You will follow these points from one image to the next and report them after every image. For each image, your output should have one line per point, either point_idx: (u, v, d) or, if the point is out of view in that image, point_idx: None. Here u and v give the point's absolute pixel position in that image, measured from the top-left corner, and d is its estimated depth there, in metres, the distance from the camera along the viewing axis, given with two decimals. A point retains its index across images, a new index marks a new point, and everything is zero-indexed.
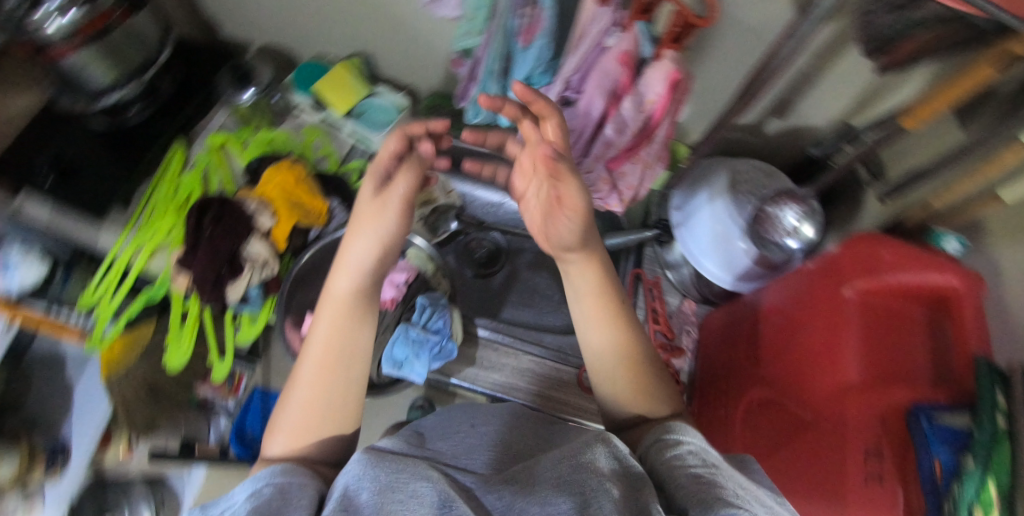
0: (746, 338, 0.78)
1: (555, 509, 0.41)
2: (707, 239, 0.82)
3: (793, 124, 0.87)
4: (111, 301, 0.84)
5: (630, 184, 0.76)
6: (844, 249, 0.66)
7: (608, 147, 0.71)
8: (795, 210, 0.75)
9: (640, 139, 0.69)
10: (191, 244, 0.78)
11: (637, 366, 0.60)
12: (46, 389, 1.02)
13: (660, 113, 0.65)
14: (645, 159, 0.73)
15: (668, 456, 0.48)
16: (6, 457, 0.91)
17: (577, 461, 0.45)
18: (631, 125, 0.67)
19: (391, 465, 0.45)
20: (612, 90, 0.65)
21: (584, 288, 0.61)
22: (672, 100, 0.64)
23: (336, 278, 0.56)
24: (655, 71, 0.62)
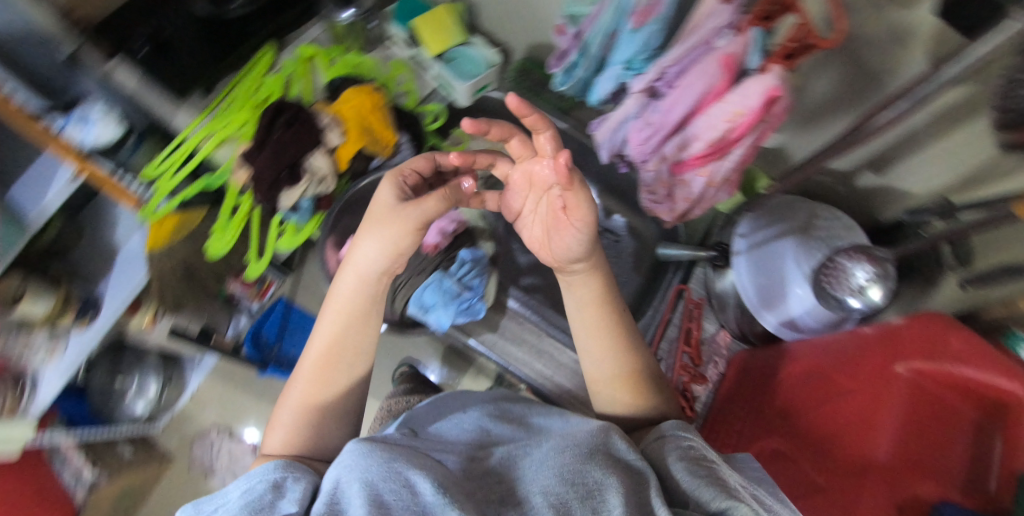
0: (773, 389, 0.75)
1: (559, 497, 0.42)
2: (769, 277, 0.79)
3: (888, 182, 0.82)
4: (171, 180, 0.88)
5: (687, 197, 0.67)
6: (908, 325, 0.62)
7: (675, 152, 0.62)
8: (867, 268, 0.67)
9: (712, 152, 0.59)
10: (258, 142, 0.78)
11: (635, 381, 0.61)
12: (89, 244, 1.05)
13: (744, 130, 0.54)
14: (714, 175, 0.62)
15: (671, 450, 0.49)
16: (42, 296, 0.94)
17: (584, 452, 0.46)
18: (707, 133, 0.57)
19: (381, 453, 0.43)
20: (701, 91, 0.56)
21: (585, 301, 0.61)
22: (763, 122, 0.53)
23: (339, 284, 0.59)
24: (752, 81, 0.52)
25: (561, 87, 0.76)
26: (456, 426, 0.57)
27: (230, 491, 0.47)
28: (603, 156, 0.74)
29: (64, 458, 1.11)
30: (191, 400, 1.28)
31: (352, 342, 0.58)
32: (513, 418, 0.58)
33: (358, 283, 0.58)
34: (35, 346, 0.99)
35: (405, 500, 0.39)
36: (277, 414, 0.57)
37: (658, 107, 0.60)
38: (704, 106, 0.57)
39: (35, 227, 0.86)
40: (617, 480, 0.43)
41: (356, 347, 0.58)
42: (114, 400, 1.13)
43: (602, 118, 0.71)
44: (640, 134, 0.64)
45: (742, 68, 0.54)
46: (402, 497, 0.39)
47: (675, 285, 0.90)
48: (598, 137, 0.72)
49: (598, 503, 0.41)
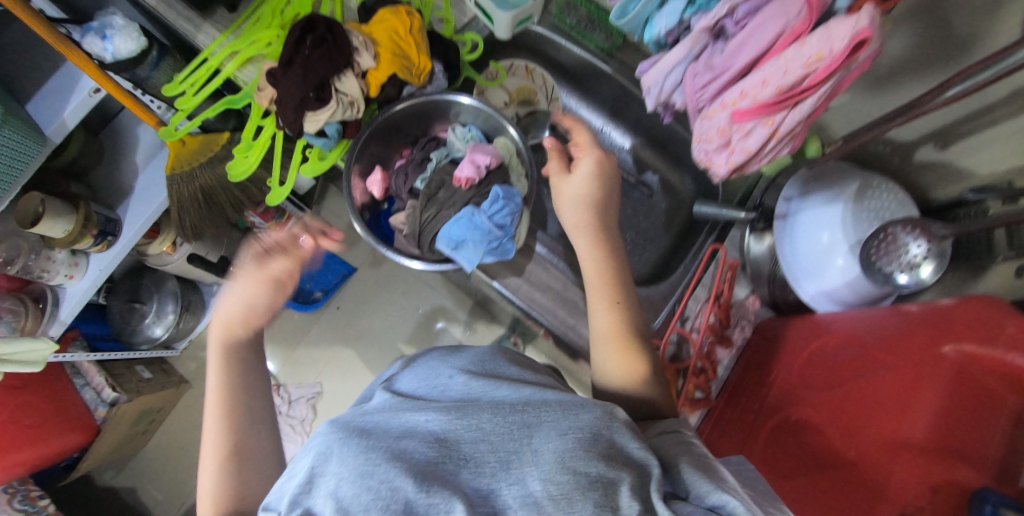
0: (801, 362, 0.73)
1: (558, 488, 0.40)
2: (810, 245, 0.77)
3: (947, 158, 0.76)
4: (193, 97, 0.84)
5: (746, 150, 0.57)
6: (960, 306, 0.58)
7: (739, 98, 0.55)
8: (919, 244, 0.64)
9: (782, 101, 0.52)
10: (286, 60, 0.74)
11: (641, 367, 0.62)
12: (113, 162, 1.04)
13: (824, 75, 0.49)
14: (779, 127, 0.54)
15: (666, 445, 0.51)
16: (63, 216, 0.90)
17: (586, 438, 0.44)
18: (778, 78, 0.51)
19: (360, 442, 0.42)
20: (778, 29, 0.51)
21: (594, 276, 0.66)
22: (845, 67, 0.49)
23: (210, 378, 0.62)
24: (839, 23, 0.47)
25: (614, 21, 0.67)
26: (445, 383, 0.54)
27: None
28: (648, 105, 0.68)
29: (83, 375, 1.11)
30: (209, 326, 1.29)
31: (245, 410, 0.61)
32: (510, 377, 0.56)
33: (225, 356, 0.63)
34: (56, 264, 0.94)
35: (384, 499, 0.38)
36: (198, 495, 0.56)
37: (723, 49, 0.56)
38: (780, 48, 0.52)
39: (55, 141, 0.84)
40: (623, 475, 0.42)
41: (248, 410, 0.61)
42: (134, 320, 1.15)
43: (652, 60, 0.67)
44: (698, 78, 0.59)
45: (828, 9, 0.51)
46: (382, 496, 0.38)
47: (709, 245, 0.87)
48: (647, 81, 0.66)
49: (607, 499, 0.40)
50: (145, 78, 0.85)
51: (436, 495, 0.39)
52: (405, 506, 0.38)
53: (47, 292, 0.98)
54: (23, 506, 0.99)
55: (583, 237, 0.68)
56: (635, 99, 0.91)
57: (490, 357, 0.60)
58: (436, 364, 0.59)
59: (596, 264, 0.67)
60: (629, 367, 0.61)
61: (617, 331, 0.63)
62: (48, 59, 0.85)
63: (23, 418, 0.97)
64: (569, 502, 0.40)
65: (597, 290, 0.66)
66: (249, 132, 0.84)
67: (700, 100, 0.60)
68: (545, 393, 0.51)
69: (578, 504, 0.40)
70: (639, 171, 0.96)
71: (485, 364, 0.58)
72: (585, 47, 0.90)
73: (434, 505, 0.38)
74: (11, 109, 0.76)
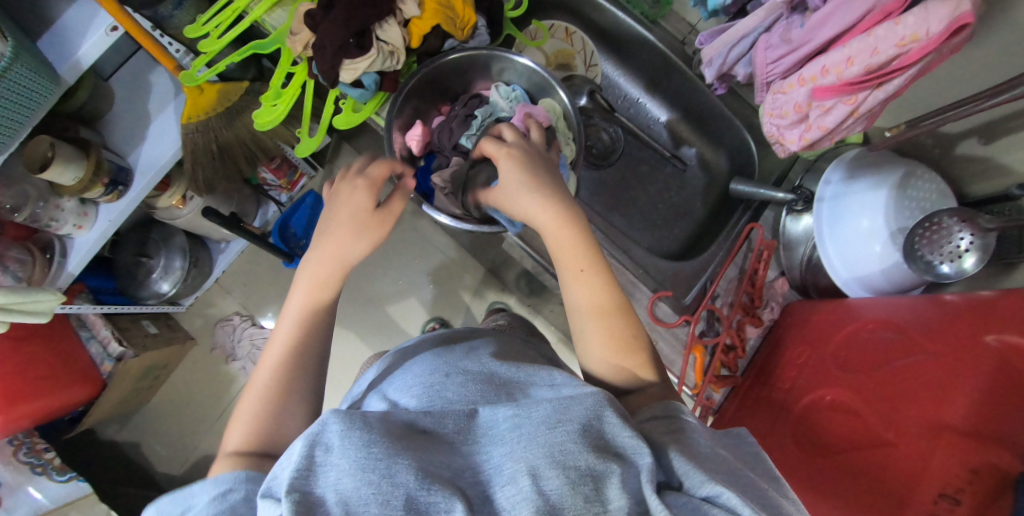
0: (836, 343, 0.74)
1: (551, 483, 0.40)
2: (848, 230, 0.77)
3: (990, 153, 0.75)
4: (218, 40, 0.79)
5: (823, 127, 0.59)
6: (1005, 298, 0.59)
7: (821, 75, 0.55)
8: (966, 236, 0.65)
9: (866, 81, 0.53)
10: (326, 3, 0.68)
11: (625, 341, 0.57)
12: (122, 107, 0.98)
13: (916, 57, 0.49)
14: (861, 105, 0.55)
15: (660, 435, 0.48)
16: (73, 162, 0.86)
17: (576, 430, 0.43)
18: (867, 56, 0.51)
19: (360, 433, 0.41)
20: (868, 7, 0.51)
21: (561, 249, 0.58)
22: (938, 48, 0.49)
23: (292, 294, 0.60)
24: (938, 3, 0.46)
25: None
26: (428, 376, 0.54)
27: (190, 495, 0.45)
28: (708, 75, 0.72)
29: (89, 328, 1.07)
30: (217, 284, 1.26)
31: (311, 345, 0.58)
32: (505, 371, 0.55)
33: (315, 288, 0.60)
34: (65, 214, 0.90)
35: (383, 495, 0.39)
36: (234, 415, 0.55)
37: (804, 22, 0.57)
38: (867, 25, 0.52)
39: (69, 81, 0.79)
40: (612, 468, 0.42)
41: (315, 342, 0.59)
42: (140, 275, 1.10)
43: (713, 30, 0.69)
44: (771, 50, 0.61)
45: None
46: (381, 491, 0.39)
47: (745, 224, 0.87)
48: (709, 52, 0.69)
49: (597, 493, 0.40)
50: (167, 16, 0.80)
51: (437, 493, 0.40)
52: (408, 501, 0.39)
53: (54, 241, 0.94)
54: (29, 458, 0.99)
55: (549, 210, 0.58)
56: (677, 70, 0.88)
57: (485, 349, 0.60)
58: (422, 359, 0.59)
59: (563, 235, 0.58)
60: (614, 341, 0.57)
61: (598, 298, 0.57)
62: None
63: (31, 370, 0.94)
64: (560, 498, 0.40)
65: (566, 258, 0.58)
66: (277, 78, 0.77)
67: (771, 73, 0.62)
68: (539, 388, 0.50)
69: (569, 500, 0.40)
70: (676, 146, 0.95)
71: (478, 355, 0.58)
72: (629, 13, 0.87)
73: (436, 502, 0.39)
74: (21, 44, 0.71)
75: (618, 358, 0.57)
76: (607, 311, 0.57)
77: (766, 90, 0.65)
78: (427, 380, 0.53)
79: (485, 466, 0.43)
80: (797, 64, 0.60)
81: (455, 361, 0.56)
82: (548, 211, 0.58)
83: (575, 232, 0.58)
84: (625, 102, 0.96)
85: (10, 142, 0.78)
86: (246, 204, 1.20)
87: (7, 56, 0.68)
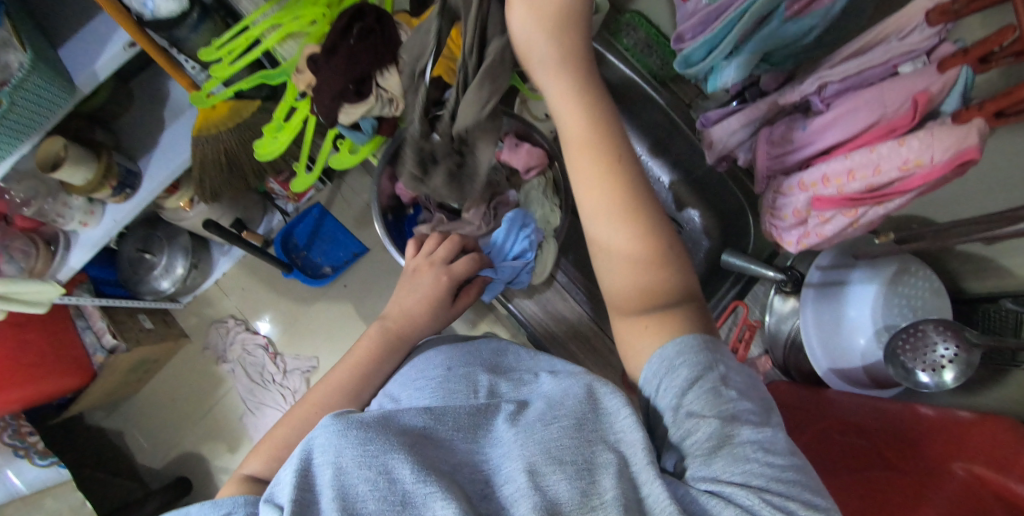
0: (802, 415, 0.73)
1: (547, 479, 0.41)
2: (836, 321, 0.76)
3: (994, 258, 0.72)
4: (231, 66, 0.81)
5: (822, 236, 0.54)
6: (978, 425, 0.60)
7: (821, 183, 0.51)
8: (948, 347, 0.63)
9: (866, 197, 0.49)
10: (328, 48, 0.69)
11: (650, 259, 0.50)
12: (141, 115, 1.02)
13: (917, 183, 0.46)
14: (861, 218, 0.51)
15: (668, 385, 0.44)
16: (84, 163, 0.89)
17: (571, 425, 0.45)
18: (869, 174, 0.48)
19: (357, 431, 0.43)
20: (872, 119, 0.47)
21: (566, 131, 0.53)
22: (941, 176, 0.45)
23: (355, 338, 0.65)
24: (944, 130, 0.43)
25: (679, 70, 0.63)
26: (435, 369, 0.58)
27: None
28: (708, 158, 0.64)
29: (86, 318, 1.11)
30: (216, 285, 1.30)
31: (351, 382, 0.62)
32: (501, 373, 0.58)
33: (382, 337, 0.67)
34: (72, 211, 0.94)
35: (382, 489, 0.39)
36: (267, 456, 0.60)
37: (806, 124, 0.52)
38: (872, 136, 0.47)
39: (85, 91, 0.82)
40: (609, 461, 0.41)
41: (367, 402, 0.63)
42: (142, 270, 1.16)
43: (718, 111, 0.62)
44: (772, 147, 0.56)
45: (931, 110, 0.45)
46: (379, 487, 0.40)
47: (730, 299, 0.84)
48: (712, 135, 0.62)
49: (591, 486, 0.40)
50: (183, 40, 0.83)
51: (433, 485, 0.40)
52: (404, 498, 0.39)
53: (59, 235, 0.98)
54: (12, 441, 1.01)
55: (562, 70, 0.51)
56: (681, 133, 0.87)
57: (492, 355, 0.63)
58: (429, 352, 0.62)
59: (570, 116, 0.52)
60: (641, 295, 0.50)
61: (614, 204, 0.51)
62: (89, 4, 0.84)
63: (21, 357, 0.98)
64: (556, 493, 0.40)
65: (573, 152, 0.52)
66: (281, 111, 0.79)
67: (772, 169, 0.57)
68: (539, 392, 0.53)
69: (566, 496, 0.40)
70: (677, 208, 0.92)
71: (485, 361, 0.61)
72: (637, 71, 0.86)
73: (430, 495, 0.39)
74: (42, 56, 0.75)
75: (638, 269, 0.50)
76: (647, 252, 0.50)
77: (767, 184, 0.59)
78: (434, 373, 0.57)
79: (486, 467, 0.45)
80: (798, 164, 0.55)
81: (456, 358, 0.59)
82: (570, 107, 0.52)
83: (588, 113, 0.52)
84: None
85: (21, 144, 0.80)
86: (252, 211, 1.23)
87: (26, 67, 0.71)
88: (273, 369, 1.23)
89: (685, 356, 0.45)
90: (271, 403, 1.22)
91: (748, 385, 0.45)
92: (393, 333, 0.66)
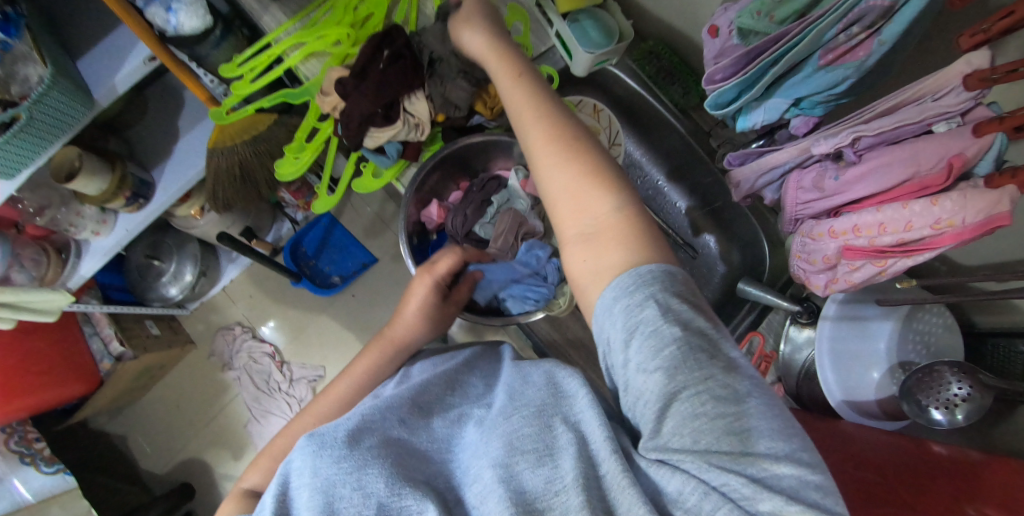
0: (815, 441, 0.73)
1: (506, 471, 0.42)
2: (851, 356, 0.77)
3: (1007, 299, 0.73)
4: (251, 84, 0.80)
5: (851, 283, 0.55)
6: (991, 471, 0.62)
7: (852, 234, 0.52)
8: (962, 387, 0.65)
9: (897, 249, 0.50)
10: (357, 72, 0.68)
11: (588, 184, 0.47)
12: (155, 124, 1.01)
13: (946, 241, 0.47)
14: (889, 269, 0.52)
15: (614, 337, 0.40)
16: (98, 174, 0.89)
17: (530, 413, 0.46)
18: (900, 229, 0.49)
19: (329, 451, 0.45)
20: (906, 175, 0.47)
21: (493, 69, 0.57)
22: (971, 237, 0.46)
23: (362, 355, 0.64)
24: (978, 193, 0.44)
25: (709, 109, 0.62)
26: (419, 373, 0.58)
27: None
28: (736, 196, 0.64)
29: (93, 325, 1.11)
30: (223, 292, 1.29)
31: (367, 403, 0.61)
32: (485, 373, 0.59)
33: (385, 351, 0.64)
34: (84, 221, 0.94)
35: (356, 505, 0.41)
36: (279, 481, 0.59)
37: (837, 175, 0.52)
38: (903, 192, 0.48)
39: (102, 104, 0.81)
40: (568, 443, 0.42)
41: None
42: (150, 277, 1.15)
43: (742, 151, 0.62)
44: (803, 193, 0.56)
45: (964, 172, 0.46)
46: (356, 502, 0.41)
47: (746, 328, 0.86)
48: (738, 176, 0.62)
49: (554, 472, 0.41)
50: (204, 55, 0.83)
51: (408, 497, 0.42)
52: (379, 509, 0.41)
53: (70, 243, 0.98)
54: (19, 448, 1.01)
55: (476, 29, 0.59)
56: (699, 162, 0.87)
57: (474, 357, 0.61)
58: (416, 360, 0.63)
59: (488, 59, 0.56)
60: (573, 203, 0.47)
61: (526, 109, 0.53)
62: (108, 17, 0.83)
63: (30, 365, 0.97)
64: (521, 485, 0.41)
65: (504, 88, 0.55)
66: (302, 132, 0.79)
67: (801, 213, 0.57)
68: (507, 382, 0.55)
69: (529, 485, 0.41)
70: (694, 233, 0.93)
71: (465, 360, 0.60)
72: (658, 99, 0.86)
73: (407, 507, 0.41)
74: (61, 70, 0.74)
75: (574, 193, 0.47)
76: (566, 147, 0.49)
77: (795, 226, 0.60)
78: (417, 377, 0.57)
79: (458, 472, 0.47)
80: (827, 213, 0.55)
81: (440, 362, 0.60)
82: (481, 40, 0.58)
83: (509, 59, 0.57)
84: (645, 183, 0.96)
85: (37, 157, 0.79)
86: (262, 219, 1.23)
87: (46, 82, 0.71)
88: (280, 378, 1.23)
89: (622, 300, 0.41)
90: (276, 411, 1.22)
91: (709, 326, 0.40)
92: (396, 342, 0.64)
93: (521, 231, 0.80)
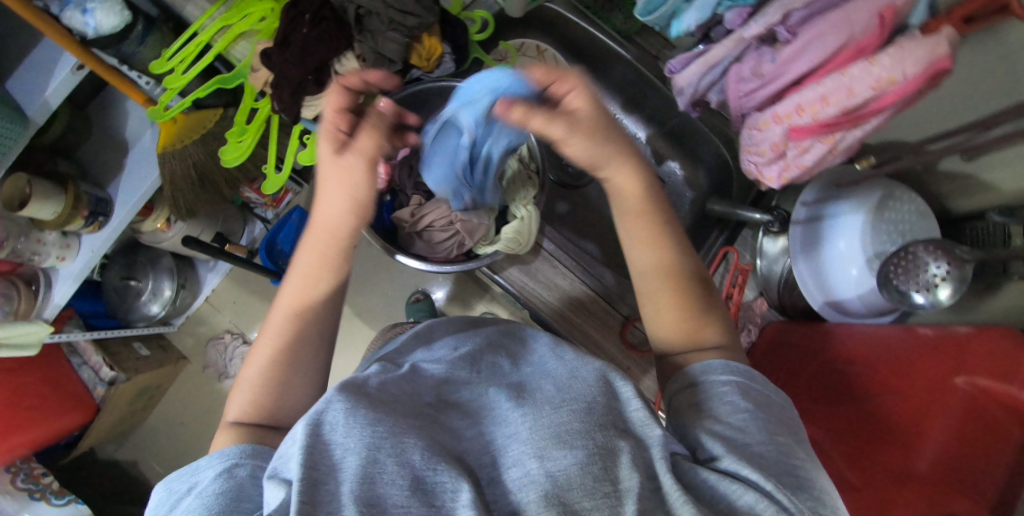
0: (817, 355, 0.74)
1: (555, 463, 0.42)
2: (827, 255, 0.75)
3: (972, 170, 0.72)
4: (184, 74, 0.78)
5: (802, 166, 0.55)
6: (977, 338, 0.60)
7: (796, 113, 0.51)
8: (939, 266, 0.63)
9: (842, 121, 0.49)
10: (282, 40, 0.70)
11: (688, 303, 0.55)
12: (103, 140, 0.99)
13: (893, 100, 0.45)
14: (838, 144, 0.51)
15: (709, 405, 0.48)
16: (52, 197, 0.86)
17: (581, 408, 0.46)
18: (842, 97, 0.47)
19: (363, 414, 0.43)
20: (841, 42, 0.46)
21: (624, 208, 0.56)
22: (916, 92, 0.45)
23: (302, 245, 0.59)
24: (914, 44, 0.43)
25: (640, 18, 0.61)
26: (443, 349, 0.57)
27: (199, 468, 0.48)
28: (681, 105, 0.63)
29: (80, 354, 1.09)
30: (206, 302, 1.28)
31: (324, 296, 0.59)
32: (514, 354, 0.57)
33: (326, 238, 0.58)
34: (48, 247, 0.92)
35: (390, 471, 0.40)
36: (232, 401, 0.56)
37: (774, 56, 0.51)
38: (842, 60, 0.47)
39: (39, 122, 0.79)
40: (621, 445, 0.43)
41: (322, 309, 0.59)
42: (130, 298, 1.13)
43: (683, 56, 0.61)
44: (743, 84, 0.55)
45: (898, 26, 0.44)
46: (388, 469, 0.41)
47: (721, 246, 0.85)
48: (680, 81, 0.60)
49: (605, 472, 0.41)
50: (132, 54, 0.81)
51: (442, 473, 0.41)
52: (412, 480, 0.40)
53: (38, 274, 0.96)
54: (27, 484, 1.00)
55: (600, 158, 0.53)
56: (651, 86, 0.86)
57: (498, 339, 0.60)
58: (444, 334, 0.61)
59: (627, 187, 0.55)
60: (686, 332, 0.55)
61: (639, 232, 0.56)
62: (26, 31, 0.81)
63: (22, 400, 0.97)
64: (567, 477, 0.41)
65: (631, 228, 0.57)
66: (241, 115, 0.79)
67: (744, 106, 0.56)
68: (547, 367, 0.54)
69: (577, 481, 0.41)
70: (658, 162, 0.92)
71: (488, 339, 0.59)
72: (601, 29, 0.85)
73: (442, 483, 0.41)
74: None
75: (679, 322, 0.55)
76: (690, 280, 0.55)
77: (742, 122, 0.59)
78: (444, 352, 0.57)
79: (494, 446, 0.46)
80: (768, 101, 0.54)
81: (462, 338, 0.60)
82: (556, 130, 0.50)
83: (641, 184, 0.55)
84: None
85: None
86: (232, 222, 1.22)
87: None
88: None
89: (714, 374, 0.50)
90: None
91: (779, 401, 0.49)
92: (324, 227, 0.58)
93: (455, 223, 0.76)
